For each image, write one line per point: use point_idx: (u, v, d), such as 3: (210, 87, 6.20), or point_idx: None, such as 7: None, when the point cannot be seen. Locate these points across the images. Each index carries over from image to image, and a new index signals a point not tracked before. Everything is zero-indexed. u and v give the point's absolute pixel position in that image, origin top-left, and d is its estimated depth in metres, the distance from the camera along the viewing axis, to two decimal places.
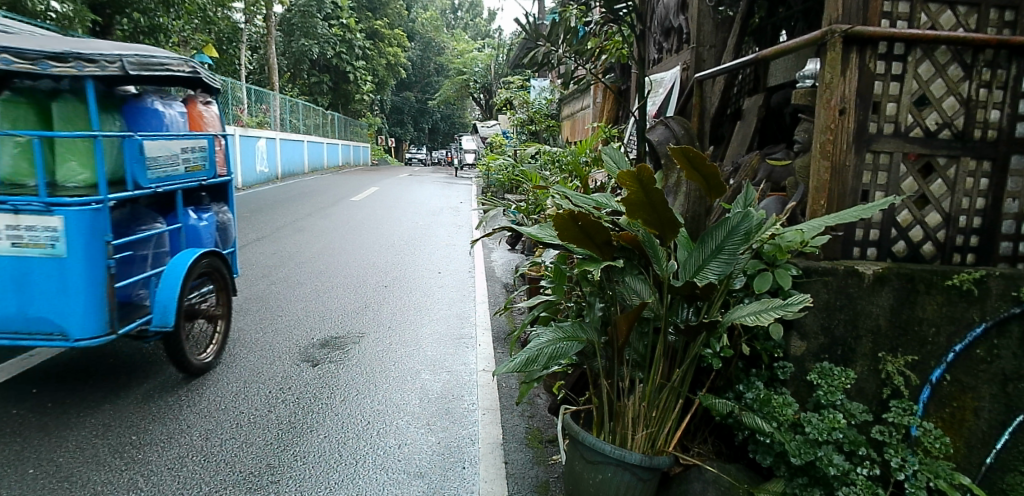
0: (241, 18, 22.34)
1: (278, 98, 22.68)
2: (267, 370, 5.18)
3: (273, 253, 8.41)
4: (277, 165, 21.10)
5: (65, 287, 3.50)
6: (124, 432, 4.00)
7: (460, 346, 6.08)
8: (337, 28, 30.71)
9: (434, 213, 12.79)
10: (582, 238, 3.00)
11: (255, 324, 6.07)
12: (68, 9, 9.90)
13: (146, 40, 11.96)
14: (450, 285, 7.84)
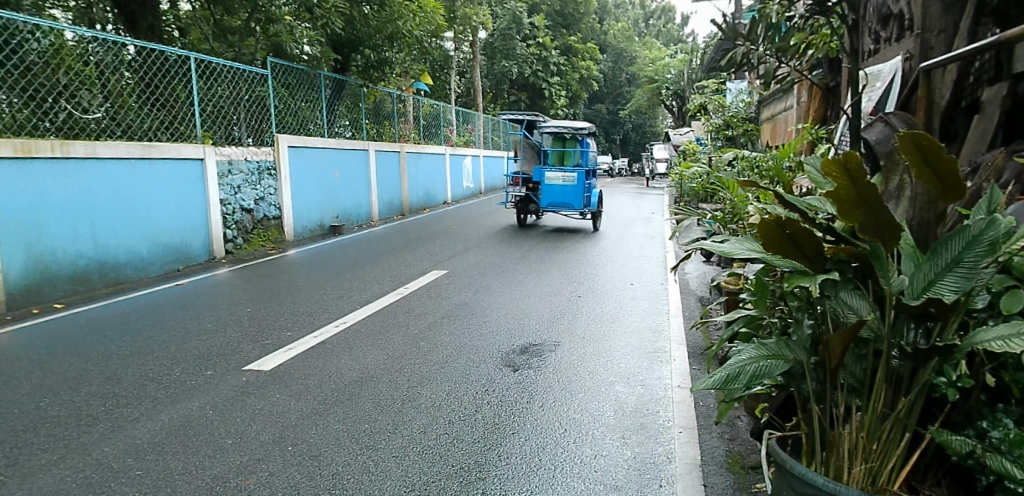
0: (450, 45, 24.65)
1: (483, 118, 24.11)
2: (473, 373, 5.62)
3: (479, 262, 8.87)
4: (481, 181, 22.77)
5: (576, 194, 12.37)
6: (360, 421, 4.66)
7: (654, 360, 5.96)
8: (534, 48, 32.64)
9: (627, 224, 12.73)
10: (788, 246, 2.77)
11: (465, 328, 6.60)
12: (317, 52, 11.48)
13: (376, 72, 13.67)
14: (643, 297, 7.74)
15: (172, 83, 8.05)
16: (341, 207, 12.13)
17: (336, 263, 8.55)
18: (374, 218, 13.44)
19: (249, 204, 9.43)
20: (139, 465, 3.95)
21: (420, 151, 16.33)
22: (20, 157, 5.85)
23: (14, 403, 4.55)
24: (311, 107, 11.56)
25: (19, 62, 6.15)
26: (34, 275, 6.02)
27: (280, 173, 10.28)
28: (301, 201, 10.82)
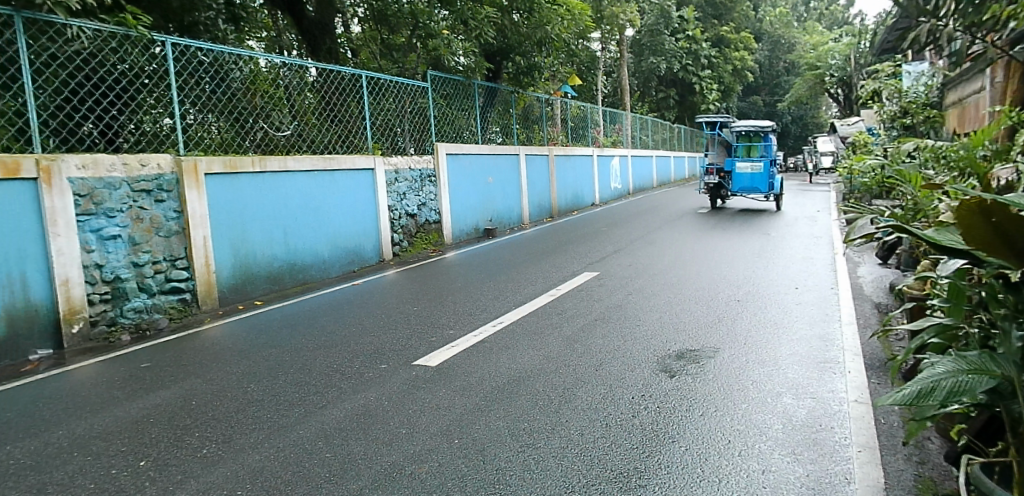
0: (599, 45, 25.00)
1: (632, 117, 23.85)
2: (628, 377, 5.49)
3: (630, 264, 8.72)
4: (630, 182, 22.51)
5: (763, 179, 15.41)
6: (518, 419, 4.73)
7: (825, 371, 5.44)
8: (684, 41, 32.03)
9: (788, 223, 11.81)
10: (1003, 246, 2.47)
11: (618, 332, 6.48)
12: (471, 61, 11.41)
13: (525, 78, 14.11)
14: (809, 302, 7.14)
15: (349, 101, 8.79)
16: (494, 210, 12.53)
17: (489, 265, 8.82)
18: (524, 220, 13.75)
19: (412, 210, 10.03)
20: (326, 448, 4.32)
21: (567, 153, 16.49)
22: (229, 172, 6.72)
23: (226, 387, 5.17)
24: (468, 115, 12.02)
25: (227, 89, 7.05)
26: (240, 274, 6.87)
27: (440, 180, 10.77)
28: (459, 207, 11.32)
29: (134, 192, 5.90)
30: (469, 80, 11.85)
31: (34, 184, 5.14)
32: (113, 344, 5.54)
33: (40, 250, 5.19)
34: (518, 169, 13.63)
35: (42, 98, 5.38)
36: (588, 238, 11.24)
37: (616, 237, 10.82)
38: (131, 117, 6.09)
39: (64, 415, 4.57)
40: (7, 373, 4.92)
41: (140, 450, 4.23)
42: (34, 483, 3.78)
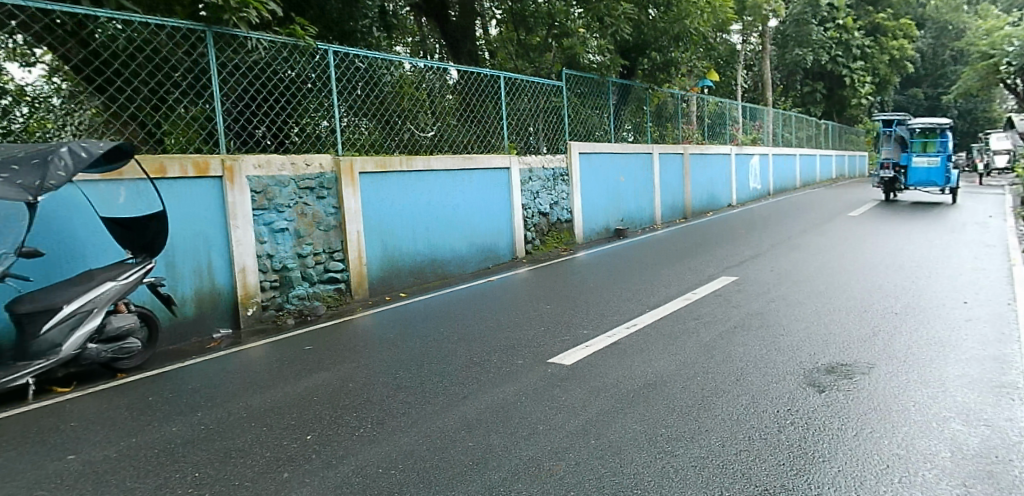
0: (739, 38, 24.10)
1: (774, 113, 22.75)
2: (772, 389, 5.15)
3: (772, 270, 8.29)
4: (770, 181, 21.38)
5: (939, 174, 16.63)
6: (655, 425, 4.61)
7: (1004, 397, 4.78)
8: (834, 31, 30.46)
9: (953, 230, 10.60)
10: None
11: (761, 340, 6.15)
12: (605, 59, 11.44)
13: (662, 74, 13.47)
14: (983, 319, 6.37)
15: (486, 102, 9.06)
16: (625, 210, 12.39)
17: (620, 266, 8.72)
18: (657, 221, 13.51)
19: (545, 208, 10.11)
20: (468, 437, 4.47)
21: (703, 151, 15.98)
22: (379, 170, 7.14)
23: (377, 371, 5.52)
24: (602, 113, 11.95)
25: (380, 93, 7.49)
26: (387, 267, 7.29)
27: (573, 179, 10.74)
28: (592, 206, 11.31)
29: (300, 189, 6.44)
30: (603, 78, 11.79)
31: (219, 181, 5.77)
32: (279, 327, 6.08)
33: (224, 241, 5.82)
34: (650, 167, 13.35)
35: (227, 104, 6.07)
36: (724, 240, 10.80)
37: (752, 241, 10.29)
38: (299, 120, 6.67)
39: (242, 388, 5.08)
40: (196, 347, 5.58)
41: (306, 426, 4.62)
42: (222, 447, 4.25)
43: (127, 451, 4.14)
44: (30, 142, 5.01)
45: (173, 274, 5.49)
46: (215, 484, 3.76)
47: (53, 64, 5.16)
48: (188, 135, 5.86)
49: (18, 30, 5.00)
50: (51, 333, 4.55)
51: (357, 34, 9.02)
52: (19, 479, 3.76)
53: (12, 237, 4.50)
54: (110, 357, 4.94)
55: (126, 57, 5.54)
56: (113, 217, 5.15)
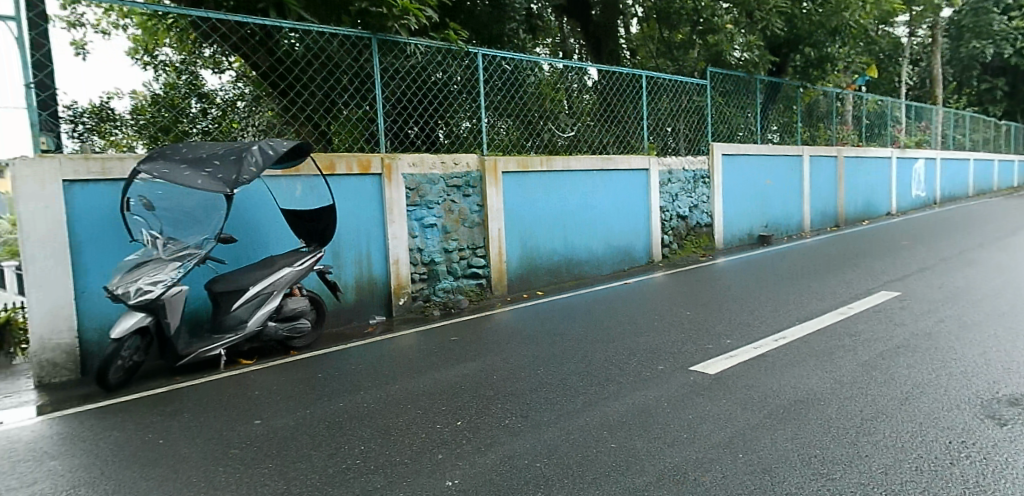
0: (906, 31, 22.10)
1: (942, 113, 20.70)
2: (944, 418, 4.47)
3: (942, 287, 7.49)
4: (936, 189, 19.38)
5: None
6: (809, 444, 4.14)
7: None
8: (1020, 20, 27.13)
9: None
10: None
11: (930, 363, 5.52)
12: (750, 56, 10.95)
13: (815, 71, 12.77)
14: None
15: (625, 101, 8.99)
16: (770, 215, 11.75)
17: (762, 275, 8.32)
18: (804, 228, 12.74)
19: (684, 212, 9.89)
20: (610, 439, 4.36)
21: (858, 154, 14.83)
22: (521, 170, 7.32)
23: (520, 366, 5.63)
24: (748, 111, 11.54)
25: (524, 94, 7.69)
26: (527, 265, 7.47)
27: (714, 181, 10.39)
28: (733, 211, 10.83)
29: (448, 187, 6.75)
30: (751, 75, 11.49)
31: (379, 179, 6.19)
32: (427, 317, 6.41)
33: (381, 233, 6.25)
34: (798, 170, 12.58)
35: (388, 107, 6.49)
36: (881, 253, 9.91)
37: (913, 254, 9.35)
38: (449, 121, 7.00)
39: (398, 373, 5.40)
40: (355, 332, 6.02)
41: (455, 413, 4.82)
42: (382, 425, 4.56)
43: (303, 421, 4.55)
44: (219, 140, 5.78)
45: (338, 262, 5.99)
46: (379, 460, 4.03)
47: (240, 70, 5.96)
48: (352, 136, 6.34)
49: (215, 42, 5.85)
50: (240, 311, 5.13)
51: (504, 38, 9.28)
52: (217, 437, 4.26)
53: (216, 222, 5.15)
54: (285, 335, 5.42)
55: (305, 65, 6.12)
56: (292, 209, 5.68)
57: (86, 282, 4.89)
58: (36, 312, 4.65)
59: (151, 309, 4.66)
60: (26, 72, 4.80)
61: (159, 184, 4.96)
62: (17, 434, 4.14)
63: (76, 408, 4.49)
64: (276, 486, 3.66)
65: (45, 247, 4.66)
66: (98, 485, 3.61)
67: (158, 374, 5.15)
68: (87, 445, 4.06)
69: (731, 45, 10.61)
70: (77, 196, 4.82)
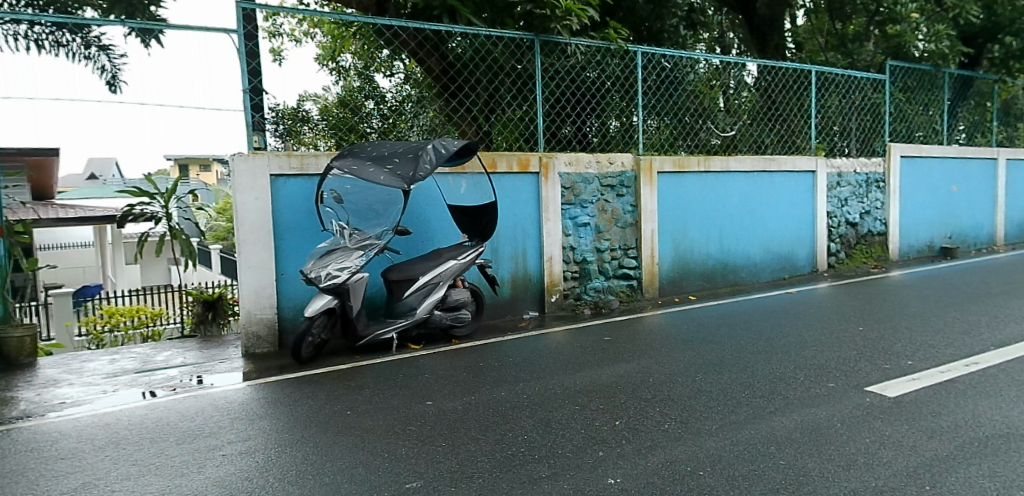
0: None
1: None
2: None
3: None
4: None
5: None
6: (1009, 483, 3.36)
7: None
8: None
9: None
10: None
11: None
12: (938, 45, 9.98)
13: (1016, 64, 11.23)
14: None
15: (788, 97, 8.51)
16: (955, 226, 10.56)
17: (945, 292, 7.47)
18: (997, 241, 11.27)
19: (855, 218, 9.17)
20: (779, 455, 3.90)
21: None
22: (677, 171, 7.18)
23: (677, 372, 5.45)
24: (932, 109, 10.50)
25: (682, 92, 7.61)
26: (679, 268, 7.32)
27: (890, 186, 9.54)
28: (910, 219, 9.84)
29: (602, 186, 6.76)
30: (939, 69, 10.42)
31: (536, 177, 6.36)
32: (578, 316, 6.47)
33: (537, 231, 6.41)
34: (992, 176, 11.18)
35: (547, 107, 6.68)
36: None
37: None
38: (606, 121, 7.08)
39: (554, 369, 5.47)
40: (510, 325, 6.22)
41: (613, 412, 4.74)
42: (543, 417, 4.62)
43: (469, 406, 4.76)
44: (387, 138, 6.26)
45: (496, 257, 6.23)
46: (542, 451, 4.06)
47: (408, 72, 6.37)
48: (513, 136, 6.60)
49: (395, 47, 6.35)
50: (410, 299, 5.49)
51: (663, 34, 9.08)
52: (394, 413, 4.58)
53: (394, 216, 5.47)
54: (449, 323, 5.71)
55: (471, 69, 6.44)
56: (457, 205, 5.98)
57: (285, 266, 5.47)
58: (245, 291, 5.26)
59: (338, 292, 5.09)
60: (242, 79, 5.39)
61: (349, 179, 5.42)
62: (231, 394, 4.72)
63: (277, 376, 5.02)
64: (449, 465, 3.83)
65: (254, 234, 5.26)
66: (300, 446, 4.02)
67: (340, 352, 5.63)
68: (286, 411, 4.52)
69: (915, 36, 9.82)
70: (281, 189, 5.41)
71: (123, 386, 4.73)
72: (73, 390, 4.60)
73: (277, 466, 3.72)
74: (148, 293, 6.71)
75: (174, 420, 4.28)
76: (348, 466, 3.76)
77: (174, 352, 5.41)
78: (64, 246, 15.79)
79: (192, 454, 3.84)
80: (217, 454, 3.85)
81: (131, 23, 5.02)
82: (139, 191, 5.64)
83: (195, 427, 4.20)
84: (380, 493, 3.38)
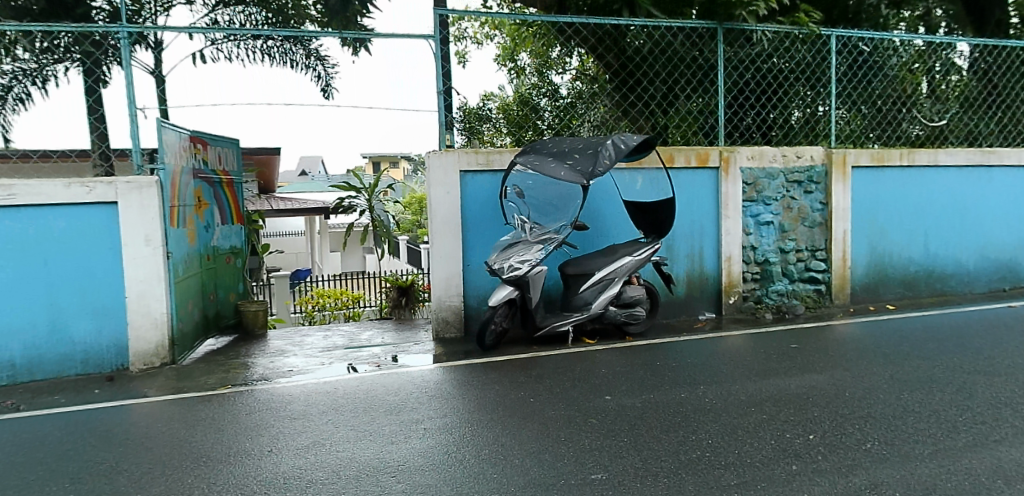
0: None
1: None
2: None
3: None
4: None
5: None
6: None
7: None
8: None
9: None
10: None
11: None
12: None
13: None
14: None
15: (1013, 81, 7.44)
16: None
17: None
18: None
19: None
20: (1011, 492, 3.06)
21: None
22: (876, 164, 6.63)
23: (880, 387, 4.72)
24: None
25: (883, 77, 7.07)
26: (875, 274, 6.75)
27: None
28: None
29: (788, 182, 6.46)
30: None
31: (716, 172, 6.23)
32: (759, 320, 6.18)
33: (715, 227, 6.29)
34: None
35: (730, 97, 6.62)
36: None
37: None
38: (785, 113, 6.82)
39: (738, 373, 5.10)
40: (686, 325, 6.11)
41: (806, 425, 4.13)
42: (726, 423, 4.17)
43: (649, 405, 4.54)
44: (560, 135, 6.38)
45: (673, 255, 6.21)
46: (730, 457, 3.65)
47: (580, 70, 6.45)
48: (692, 129, 6.53)
49: (578, 45, 6.42)
50: (587, 293, 5.51)
51: (862, 15, 8.40)
52: (574, 405, 4.53)
53: (573, 210, 5.51)
54: (623, 320, 5.68)
55: (648, 65, 6.42)
56: (634, 200, 5.97)
57: (472, 257, 5.81)
58: (437, 279, 5.70)
59: (519, 284, 5.25)
60: (438, 82, 5.80)
61: (530, 175, 5.57)
62: (426, 374, 5.06)
63: (465, 360, 5.33)
64: (633, 460, 3.63)
65: (445, 225, 5.67)
66: (489, 426, 4.16)
67: (518, 342, 5.85)
68: (474, 393, 4.74)
69: None
70: (468, 184, 5.73)
71: (337, 359, 5.32)
72: (299, 359, 5.27)
73: (472, 444, 3.86)
74: (352, 278, 7.53)
75: (381, 393, 4.68)
76: (535, 450, 3.77)
77: (375, 332, 6.01)
78: (281, 234, 18.43)
79: (398, 425, 4.14)
80: (420, 427, 4.13)
81: (345, 33, 5.54)
82: (348, 185, 6.34)
83: (399, 401, 4.56)
84: (565, 482, 3.30)
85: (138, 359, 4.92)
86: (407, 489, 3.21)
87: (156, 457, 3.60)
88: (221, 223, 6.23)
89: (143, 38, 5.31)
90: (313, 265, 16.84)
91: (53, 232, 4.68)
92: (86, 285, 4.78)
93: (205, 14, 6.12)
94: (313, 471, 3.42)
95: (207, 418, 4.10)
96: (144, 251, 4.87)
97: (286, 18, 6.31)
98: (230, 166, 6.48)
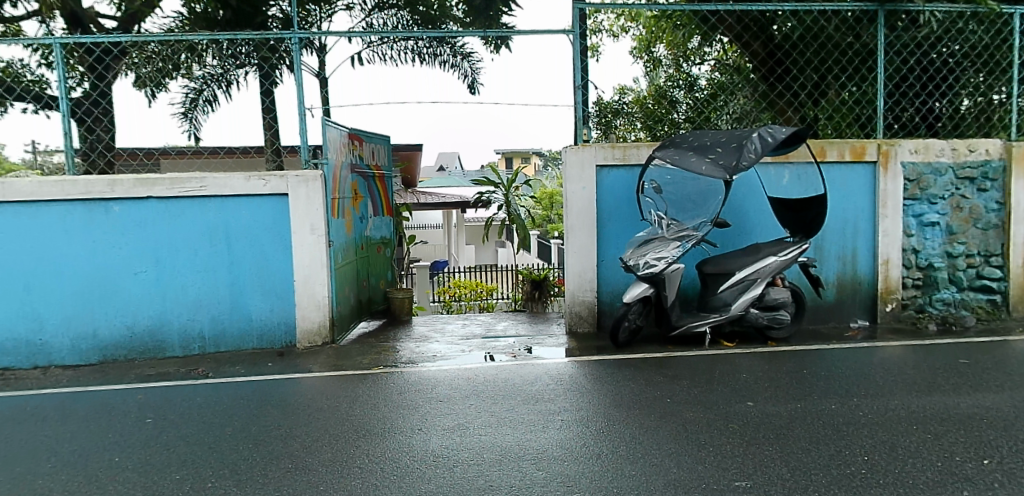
0: None
1: None
2: None
3: None
4: None
5: None
6: None
7: None
8: None
9: None
10: None
11: None
12: None
13: None
14: None
15: None
16: None
17: None
18: None
19: None
20: None
21: None
22: None
23: None
24: None
25: None
26: None
27: None
28: None
29: (959, 179, 5.84)
30: None
31: (873, 167, 5.79)
32: (920, 331, 5.63)
33: (870, 227, 5.87)
34: None
35: (891, 85, 6.15)
36: None
37: None
38: (954, 101, 6.22)
39: (897, 387, 4.63)
40: (835, 332, 5.73)
41: (982, 448, 3.62)
42: (886, 440, 3.78)
43: (795, 414, 4.25)
44: (699, 127, 6.15)
45: (822, 256, 5.87)
46: (890, 476, 3.29)
47: (720, 59, 6.47)
48: (847, 120, 6.13)
49: (723, 34, 6.40)
50: (726, 294, 5.32)
51: None
52: (711, 408, 4.36)
53: (713, 206, 5.35)
54: (765, 324, 5.39)
55: (797, 52, 6.17)
56: (779, 198, 5.70)
57: (605, 252, 5.81)
58: (570, 273, 5.76)
59: (654, 281, 5.15)
60: (576, 76, 5.83)
61: (669, 170, 5.44)
62: (560, 367, 5.12)
63: (599, 356, 5.35)
64: (779, 470, 3.39)
65: (581, 221, 5.71)
66: (626, 423, 4.11)
67: (653, 341, 5.77)
68: (608, 389, 4.72)
69: None
70: (604, 179, 5.71)
71: (476, 347, 5.55)
72: (441, 346, 5.55)
73: (611, 439, 3.85)
74: (487, 270, 7.88)
75: (518, 382, 4.81)
76: (673, 451, 3.67)
77: (510, 324, 6.21)
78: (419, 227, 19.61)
79: (536, 415, 4.22)
80: (557, 419, 4.18)
81: (488, 32, 5.71)
82: (486, 180, 6.57)
83: (536, 392, 4.65)
84: (707, 485, 3.18)
85: (303, 338, 5.41)
86: (547, 479, 3.24)
87: (316, 427, 3.91)
88: (373, 215, 6.68)
89: (311, 42, 5.83)
90: (452, 258, 17.71)
91: (237, 222, 5.26)
92: (263, 269, 5.33)
93: (361, 18, 6.58)
94: (457, 453, 3.56)
95: (362, 396, 4.40)
96: (308, 239, 5.32)
97: (432, 19, 6.63)
98: (381, 161, 6.92)
